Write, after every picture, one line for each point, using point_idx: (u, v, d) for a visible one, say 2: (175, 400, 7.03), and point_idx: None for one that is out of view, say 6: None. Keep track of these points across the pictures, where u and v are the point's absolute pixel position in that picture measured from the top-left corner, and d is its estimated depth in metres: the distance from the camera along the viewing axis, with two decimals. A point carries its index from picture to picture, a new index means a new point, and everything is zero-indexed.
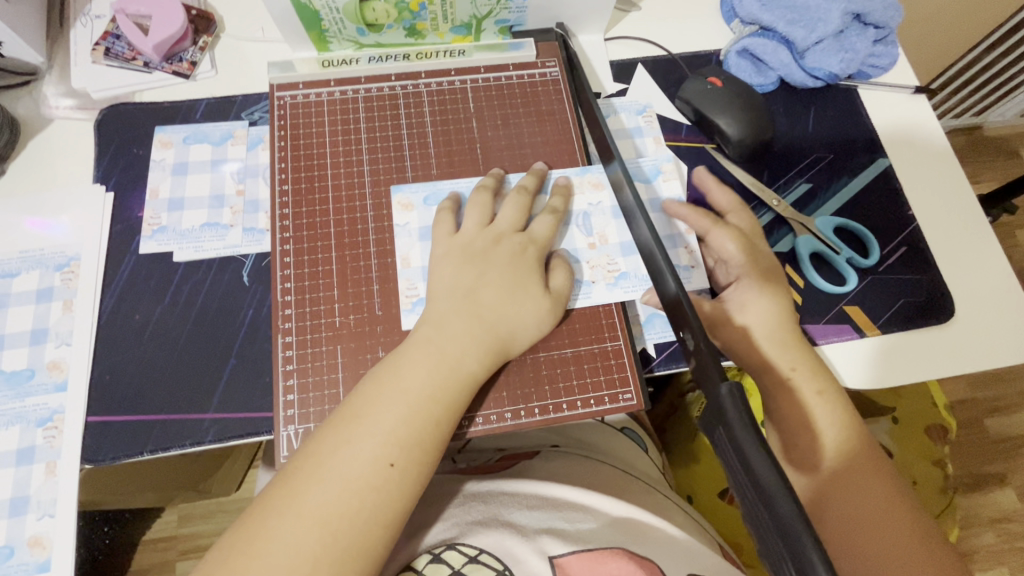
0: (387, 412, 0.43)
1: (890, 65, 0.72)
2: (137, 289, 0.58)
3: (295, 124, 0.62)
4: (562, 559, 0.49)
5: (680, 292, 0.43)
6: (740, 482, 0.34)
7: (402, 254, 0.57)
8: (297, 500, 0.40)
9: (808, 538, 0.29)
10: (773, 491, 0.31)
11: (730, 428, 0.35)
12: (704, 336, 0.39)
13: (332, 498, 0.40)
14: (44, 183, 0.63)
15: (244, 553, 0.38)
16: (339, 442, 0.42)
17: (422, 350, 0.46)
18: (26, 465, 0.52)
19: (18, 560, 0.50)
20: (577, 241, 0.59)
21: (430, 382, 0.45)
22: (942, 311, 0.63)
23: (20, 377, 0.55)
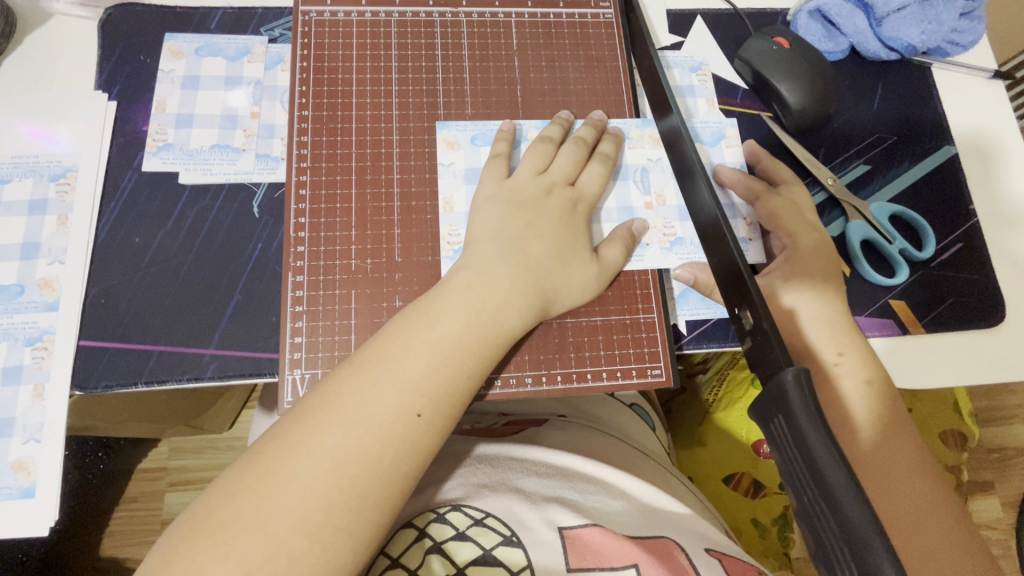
0: (412, 361, 0.40)
1: (972, 43, 0.66)
2: (139, 209, 0.54)
3: (320, 44, 0.56)
4: (572, 531, 0.47)
5: (741, 263, 0.40)
6: (798, 476, 0.32)
7: (444, 197, 0.53)
8: (313, 444, 0.37)
9: (878, 542, 0.27)
10: (840, 490, 0.29)
11: (793, 417, 0.32)
12: (767, 316, 0.37)
13: (349, 445, 0.37)
14: (41, 85, 0.57)
15: (252, 496, 0.35)
16: (359, 386, 0.39)
17: (452, 299, 0.43)
18: (12, 385, 0.49)
19: (1, 484, 0.47)
20: (634, 197, 0.55)
21: (459, 336, 0.42)
22: (994, 315, 0.59)
23: (9, 293, 0.51)
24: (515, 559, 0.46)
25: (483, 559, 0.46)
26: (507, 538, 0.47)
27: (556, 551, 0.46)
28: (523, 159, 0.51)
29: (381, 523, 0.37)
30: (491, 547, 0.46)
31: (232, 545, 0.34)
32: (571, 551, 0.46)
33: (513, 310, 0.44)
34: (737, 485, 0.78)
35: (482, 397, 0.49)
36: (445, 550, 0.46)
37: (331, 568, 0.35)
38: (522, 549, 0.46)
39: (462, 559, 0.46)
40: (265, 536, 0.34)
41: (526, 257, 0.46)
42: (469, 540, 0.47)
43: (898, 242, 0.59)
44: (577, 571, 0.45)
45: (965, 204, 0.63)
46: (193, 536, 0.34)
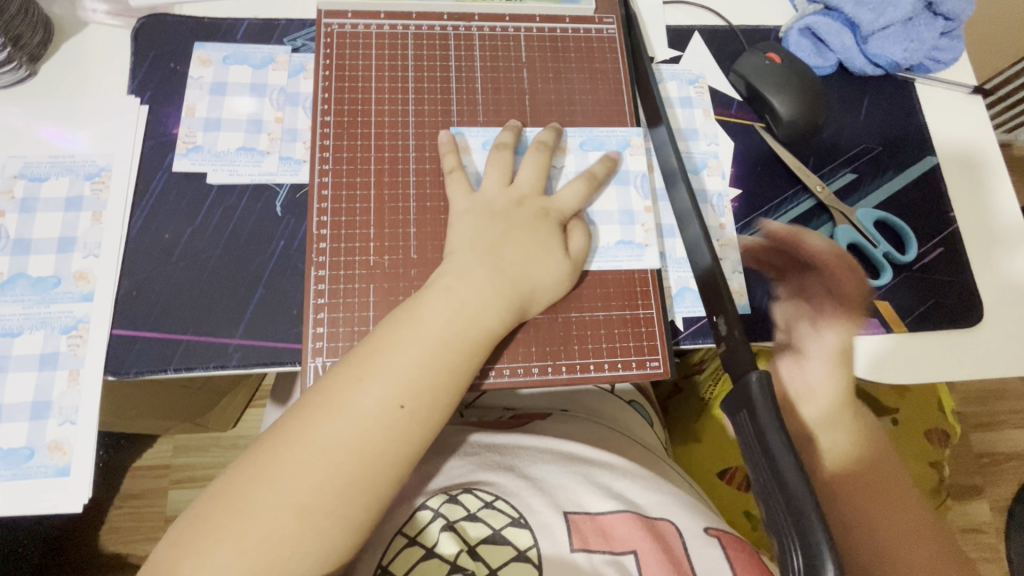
0: (430, 349, 0.43)
1: (953, 60, 0.70)
2: (169, 208, 0.57)
3: (341, 54, 0.60)
4: (575, 516, 0.50)
5: (717, 271, 0.47)
6: (755, 460, 0.38)
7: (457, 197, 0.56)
8: (339, 422, 0.40)
9: (815, 515, 0.34)
10: (787, 470, 0.36)
11: (754, 411, 0.38)
12: (738, 321, 0.43)
13: (372, 426, 0.40)
14: (77, 89, 0.61)
15: (284, 467, 0.39)
16: (382, 374, 0.42)
17: (466, 294, 0.47)
18: (49, 369, 0.52)
19: (38, 463, 0.50)
20: (634, 201, 0.58)
21: (475, 328, 0.45)
22: (972, 315, 0.63)
23: (46, 284, 0.54)
24: (522, 540, 0.49)
25: (494, 538, 0.49)
26: (513, 520, 0.50)
27: (560, 533, 0.49)
28: (531, 165, 0.55)
29: (398, 497, 0.41)
30: (500, 527, 0.49)
31: (267, 512, 0.38)
32: (574, 534, 0.49)
33: (522, 304, 0.48)
34: (731, 479, 0.81)
35: (491, 385, 0.53)
36: (456, 528, 0.49)
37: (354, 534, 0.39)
38: (529, 530, 0.49)
39: (473, 538, 0.49)
40: (296, 503, 0.38)
41: (535, 256, 0.50)
42: (480, 521, 0.50)
43: (880, 249, 0.63)
44: (579, 552, 0.48)
45: (945, 211, 0.67)
46: (231, 503, 0.38)
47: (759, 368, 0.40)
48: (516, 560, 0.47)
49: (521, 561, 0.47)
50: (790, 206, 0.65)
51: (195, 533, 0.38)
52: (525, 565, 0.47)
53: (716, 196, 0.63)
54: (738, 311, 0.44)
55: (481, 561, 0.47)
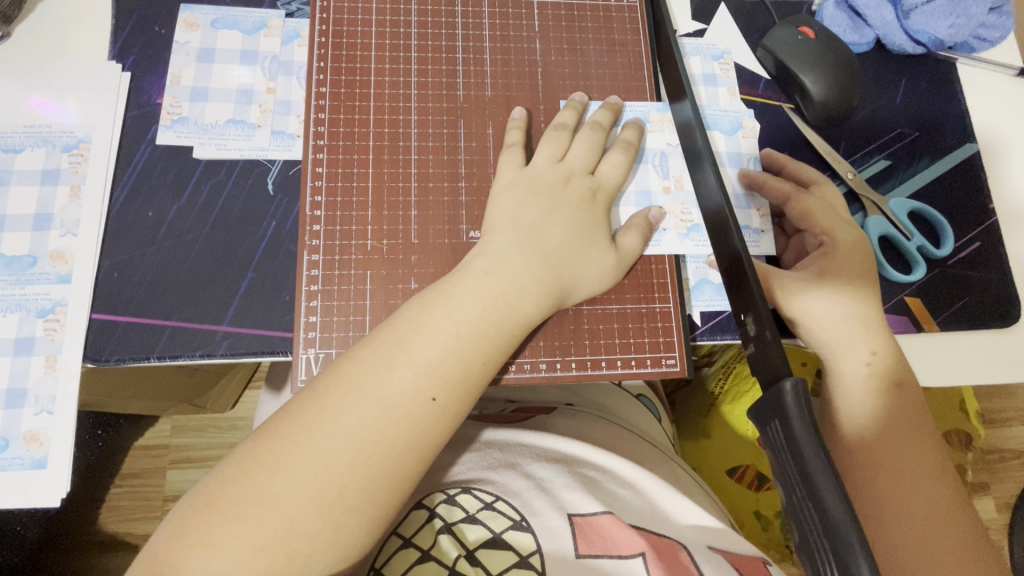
0: (428, 347, 0.40)
1: (1000, 39, 0.65)
2: (152, 184, 0.53)
3: (339, 19, 0.55)
4: (581, 518, 0.47)
5: (743, 251, 0.43)
6: (789, 475, 0.34)
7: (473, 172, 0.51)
8: (328, 423, 0.37)
9: (856, 540, 0.30)
10: (824, 489, 0.32)
11: (788, 422, 0.35)
12: (771, 324, 0.39)
13: (365, 425, 0.37)
14: (55, 54, 0.56)
15: (267, 472, 0.35)
16: (376, 369, 0.38)
17: (473, 281, 0.43)
18: (24, 355, 0.49)
19: (13, 454, 0.47)
20: (653, 181, 0.55)
21: (479, 319, 0.41)
22: (1008, 313, 0.59)
23: (21, 264, 0.50)
24: (524, 543, 0.46)
25: (492, 542, 0.46)
26: (515, 522, 0.47)
27: (565, 538, 0.46)
28: (541, 144, 0.50)
29: (392, 506, 0.38)
30: (500, 531, 0.46)
31: (248, 521, 0.34)
32: (580, 539, 0.46)
33: (531, 294, 0.43)
34: (742, 477, 0.77)
35: (496, 381, 0.49)
36: (455, 531, 0.47)
37: (343, 543, 0.36)
38: (532, 533, 0.46)
39: (472, 542, 0.46)
40: (280, 511, 0.35)
41: (547, 243, 0.45)
42: (479, 523, 0.47)
43: (908, 241, 0.59)
44: (586, 557, 0.46)
45: (984, 202, 0.62)
46: (209, 508, 0.35)
47: (795, 376, 0.36)
48: (517, 566, 0.45)
49: (522, 567, 0.45)
50: None
51: (170, 536, 0.34)
52: (526, 571, 0.45)
53: (752, 158, 0.60)
54: (771, 313, 0.40)
55: (479, 566, 0.45)
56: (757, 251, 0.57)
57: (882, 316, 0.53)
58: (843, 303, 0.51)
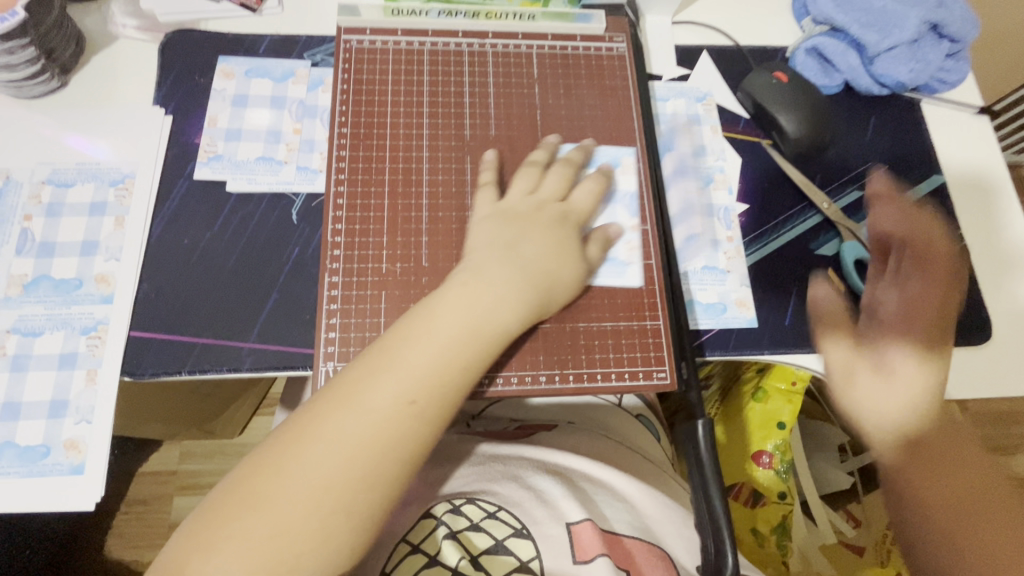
0: (413, 362, 0.43)
1: (959, 81, 0.71)
2: (188, 215, 0.59)
3: (359, 68, 0.62)
4: (577, 526, 0.50)
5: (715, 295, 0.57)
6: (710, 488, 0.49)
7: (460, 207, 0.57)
8: (327, 436, 0.41)
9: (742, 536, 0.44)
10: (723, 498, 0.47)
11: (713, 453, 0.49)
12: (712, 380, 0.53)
13: (380, 428, 0.41)
14: (105, 101, 0.63)
15: (273, 482, 0.40)
16: (385, 364, 0.43)
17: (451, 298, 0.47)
18: (67, 369, 0.53)
19: (53, 461, 0.51)
20: (619, 218, 0.59)
21: (468, 319, 0.46)
22: (982, 331, 0.63)
23: (68, 286, 0.56)
24: (524, 551, 0.49)
25: (496, 549, 0.49)
26: (517, 530, 0.50)
27: (563, 546, 0.49)
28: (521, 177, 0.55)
29: None
30: (503, 538, 0.50)
31: (261, 513, 0.39)
32: (580, 548, 0.49)
33: (513, 306, 0.48)
34: (737, 495, 0.80)
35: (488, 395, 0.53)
36: (459, 539, 0.49)
37: (335, 541, 0.39)
38: (532, 540, 0.49)
39: (475, 547, 0.49)
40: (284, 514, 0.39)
41: (547, 262, 0.50)
42: (483, 531, 0.50)
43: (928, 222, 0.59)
44: (582, 565, 0.48)
45: (953, 229, 0.67)
46: (231, 500, 0.39)
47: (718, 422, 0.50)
48: (519, 570, 0.48)
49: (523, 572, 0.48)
50: (796, 222, 0.65)
51: (197, 531, 0.39)
52: None
53: (724, 209, 0.64)
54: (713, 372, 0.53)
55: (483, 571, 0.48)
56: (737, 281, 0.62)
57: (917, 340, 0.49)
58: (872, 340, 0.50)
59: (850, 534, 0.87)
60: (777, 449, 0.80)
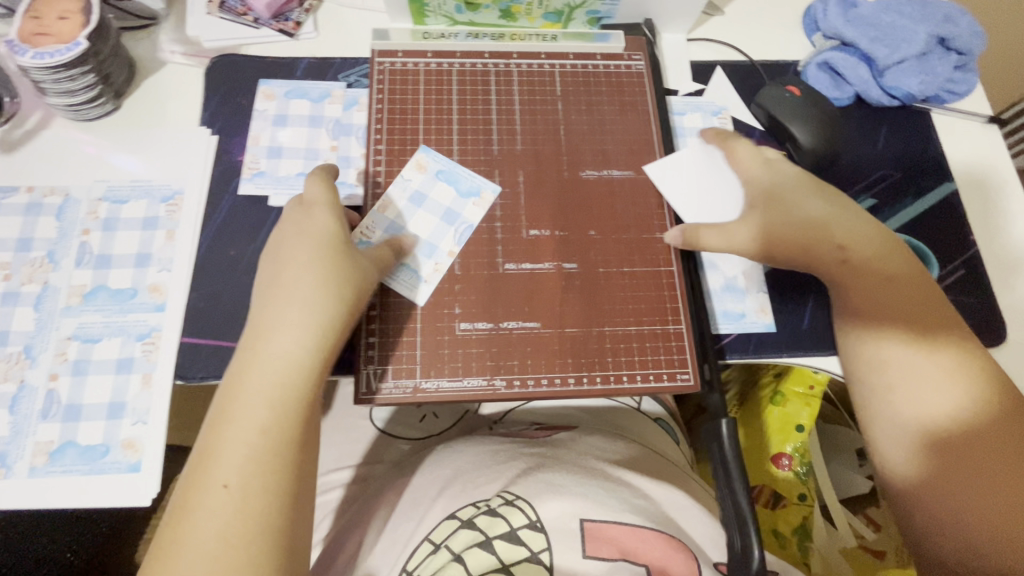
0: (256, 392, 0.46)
1: (967, 91, 0.73)
2: (233, 228, 0.63)
3: (392, 89, 0.66)
4: (590, 523, 0.51)
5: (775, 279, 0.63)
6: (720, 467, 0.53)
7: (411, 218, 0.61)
8: (215, 467, 0.44)
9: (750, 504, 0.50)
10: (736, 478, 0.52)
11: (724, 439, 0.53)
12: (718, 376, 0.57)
13: (255, 422, 0.45)
14: (155, 123, 0.67)
15: (188, 520, 0.43)
16: (246, 360, 0.48)
17: (267, 337, 0.48)
18: (125, 373, 0.57)
19: (112, 459, 0.54)
20: (443, 240, 0.60)
21: (300, 315, 0.48)
22: (996, 334, 0.65)
23: (124, 295, 0.59)
24: (536, 541, 0.50)
25: (508, 539, 0.50)
26: (530, 521, 0.51)
27: (574, 538, 0.50)
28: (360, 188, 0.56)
29: None
30: (517, 527, 0.51)
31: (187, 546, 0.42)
32: (587, 541, 0.50)
33: (310, 333, 0.48)
34: (759, 496, 0.83)
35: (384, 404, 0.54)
36: (476, 529, 0.51)
37: None
38: (544, 532, 0.51)
39: (491, 534, 0.50)
40: (209, 548, 0.42)
41: None
42: (498, 520, 0.51)
43: (891, 245, 0.59)
44: (590, 557, 0.49)
45: (966, 235, 0.69)
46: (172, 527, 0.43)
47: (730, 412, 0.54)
48: (529, 560, 0.49)
49: (534, 563, 0.49)
50: None
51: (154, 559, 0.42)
52: (536, 565, 0.49)
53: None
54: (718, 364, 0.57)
55: (496, 559, 0.49)
56: (747, 307, 0.64)
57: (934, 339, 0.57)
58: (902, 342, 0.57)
59: (871, 539, 0.82)
60: (797, 451, 0.82)
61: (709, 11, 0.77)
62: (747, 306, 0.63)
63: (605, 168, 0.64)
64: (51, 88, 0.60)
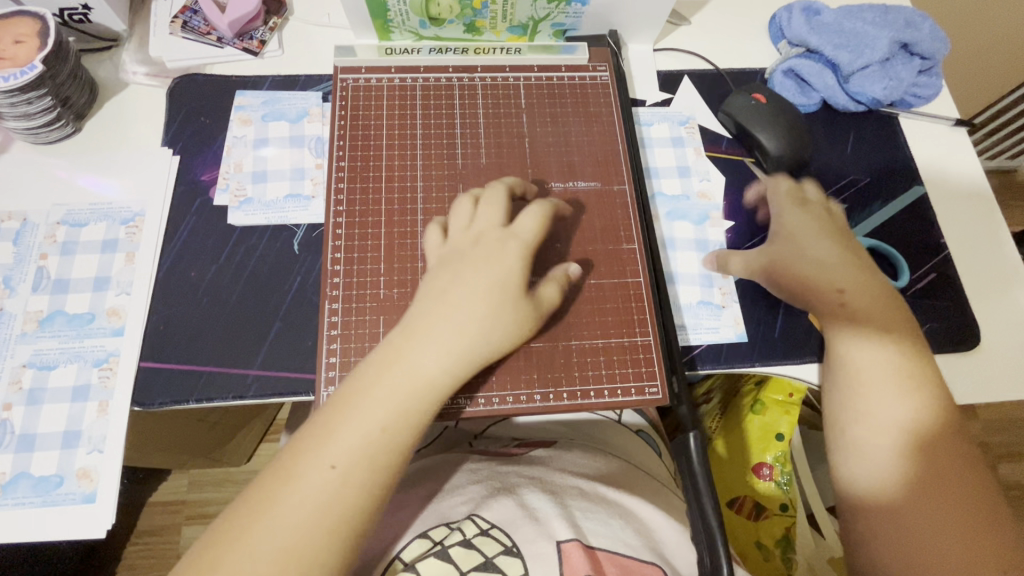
0: (363, 417, 0.42)
1: (933, 96, 0.74)
2: (194, 249, 0.62)
3: (355, 106, 0.65)
4: (567, 544, 0.49)
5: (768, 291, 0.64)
6: (685, 483, 0.53)
7: (235, 160, 0.65)
8: (297, 488, 0.40)
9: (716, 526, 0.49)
10: (703, 494, 0.51)
11: (691, 457, 0.53)
12: (685, 392, 0.56)
13: (368, 435, 0.42)
14: (116, 145, 0.67)
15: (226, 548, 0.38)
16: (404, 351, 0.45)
17: (419, 348, 0.45)
18: (80, 401, 0.55)
19: (66, 490, 0.53)
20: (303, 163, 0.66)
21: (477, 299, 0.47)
22: (970, 339, 0.64)
23: (82, 320, 0.58)
24: (512, 569, 0.48)
25: (485, 566, 0.48)
26: (507, 548, 0.49)
27: (550, 563, 0.48)
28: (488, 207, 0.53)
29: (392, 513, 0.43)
30: (493, 555, 0.49)
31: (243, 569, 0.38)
32: (565, 564, 0.48)
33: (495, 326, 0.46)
34: (740, 507, 0.82)
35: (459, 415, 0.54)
36: (450, 555, 0.49)
37: None
38: (521, 558, 0.49)
39: (467, 563, 0.49)
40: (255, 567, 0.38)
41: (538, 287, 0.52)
42: (474, 548, 0.49)
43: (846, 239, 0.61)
44: None
45: (937, 239, 0.69)
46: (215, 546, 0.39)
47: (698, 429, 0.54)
48: None
49: None
50: None
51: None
52: None
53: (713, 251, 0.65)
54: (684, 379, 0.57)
55: None
56: (717, 331, 0.62)
57: (928, 368, 0.54)
58: (890, 355, 0.54)
59: None
60: (777, 461, 0.81)
61: (675, 20, 0.78)
62: (708, 331, 0.62)
63: (570, 180, 0.64)
64: (8, 112, 0.60)
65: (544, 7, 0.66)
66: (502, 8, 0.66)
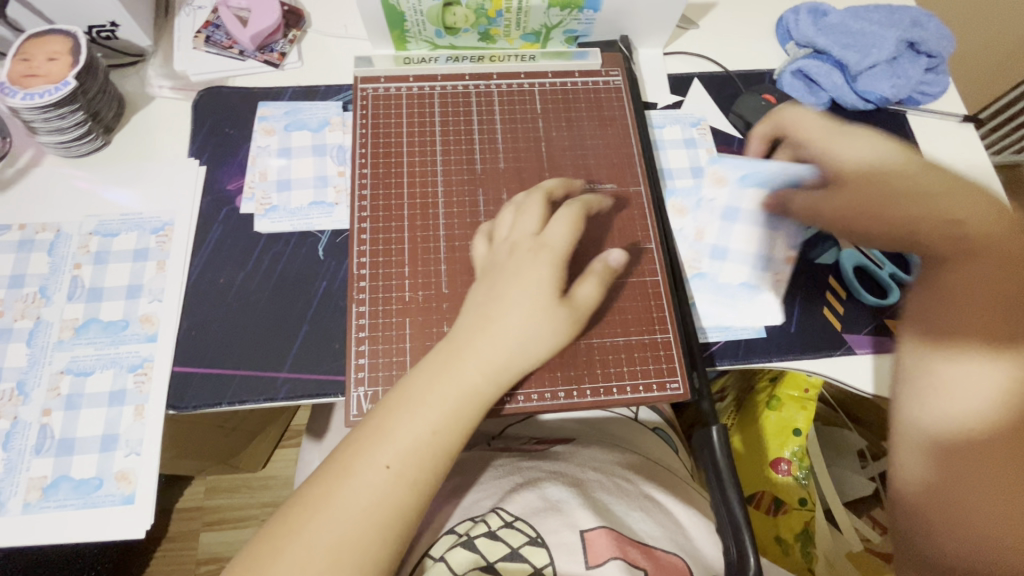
0: (418, 421, 0.46)
1: (940, 93, 0.75)
2: (222, 256, 0.64)
3: (375, 114, 0.67)
4: (590, 533, 0.50)
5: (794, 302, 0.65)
6: (710, 478, 0.54)
7: (260, 169, 0.67)
8: (349, 485, 0.44)
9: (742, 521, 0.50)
10: (728, 487, 0.52)
11: (713, 450, 0.54)
12: (705, 388, 0.57)
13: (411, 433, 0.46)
14: (144, 157, 0.69)
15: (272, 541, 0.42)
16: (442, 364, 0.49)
17: (464, 362, 0.49)
18: (117, 406, 0.57)
19: (105, 492, 0.54)
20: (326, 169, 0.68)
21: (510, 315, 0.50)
22: None
23: (116, 327, 0.60)
24: (538, 558, 0.49)
25: (512, 556, 0.49)
26: (531, 539, 0.50)
27: (576, 552, 0.49)
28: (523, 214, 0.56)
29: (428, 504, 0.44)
30: (518, 546, 0.50)
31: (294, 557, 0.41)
32: (589, 551, 0.49)
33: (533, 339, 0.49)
34: (758, 502, 0.84)
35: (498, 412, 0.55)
36: (476, 547, 0.51)
37: (371, 550, 0.43)
38: (546, 548, 0.50)
39: (493, 554, 0.50)
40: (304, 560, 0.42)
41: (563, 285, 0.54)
42: (499, 539, 0.51)
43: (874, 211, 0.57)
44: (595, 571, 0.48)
45: None
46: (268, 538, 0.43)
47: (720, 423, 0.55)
48: None
49: None
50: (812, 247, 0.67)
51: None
52: None
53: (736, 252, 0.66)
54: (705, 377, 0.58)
55: None
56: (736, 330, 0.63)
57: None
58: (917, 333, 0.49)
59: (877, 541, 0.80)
60: (795, 455, 0.82)
61: (684, 24, 0.79)
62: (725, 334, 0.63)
63: (587, 183, 0.65)
64: (42, 127, 0.62)
65: (557, 14, 0.68)
66: (516, 17, 0.67)
